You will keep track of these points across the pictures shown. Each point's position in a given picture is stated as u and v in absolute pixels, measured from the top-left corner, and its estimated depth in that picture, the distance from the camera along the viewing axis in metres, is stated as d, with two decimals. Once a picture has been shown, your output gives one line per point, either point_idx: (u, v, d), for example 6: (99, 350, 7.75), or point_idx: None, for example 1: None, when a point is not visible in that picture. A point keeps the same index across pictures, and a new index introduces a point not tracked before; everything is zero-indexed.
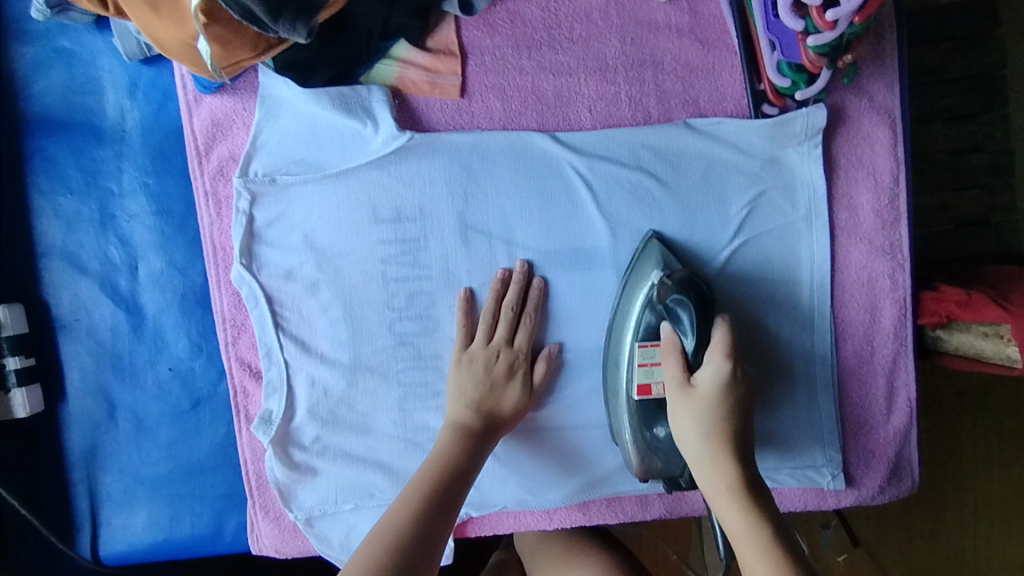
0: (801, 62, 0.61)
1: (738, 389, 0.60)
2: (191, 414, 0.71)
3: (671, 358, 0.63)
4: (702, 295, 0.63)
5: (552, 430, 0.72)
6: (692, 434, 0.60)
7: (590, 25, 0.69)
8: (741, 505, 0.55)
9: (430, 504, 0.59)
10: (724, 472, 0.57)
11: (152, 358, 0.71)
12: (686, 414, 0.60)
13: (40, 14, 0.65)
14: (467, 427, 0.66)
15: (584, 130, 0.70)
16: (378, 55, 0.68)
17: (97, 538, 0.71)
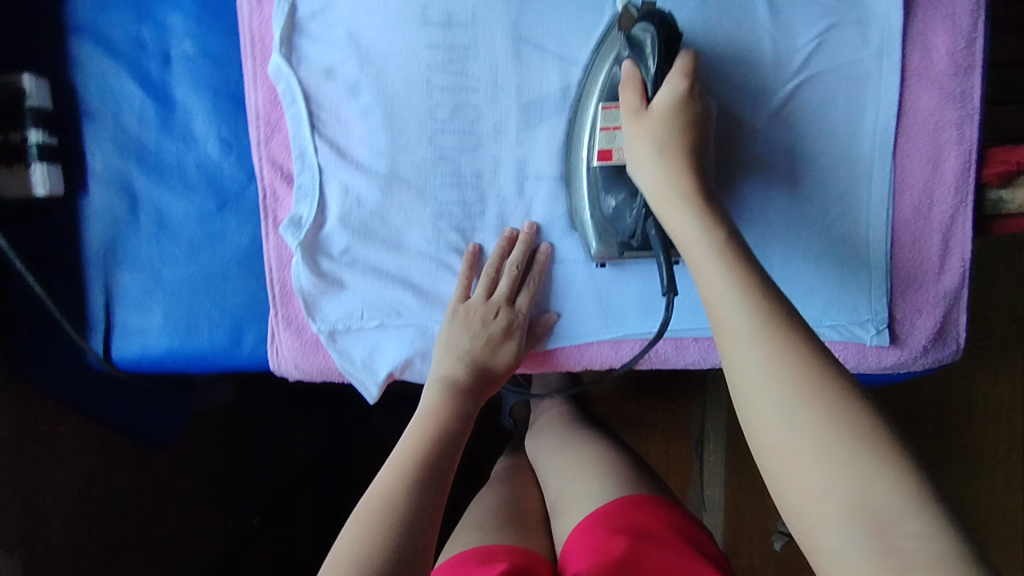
0: None
1: (695, 109, 0.56)
2: (216, 216, 0.68)
3: (637, 150, 0.57)
4: (669, 25, 0.59)
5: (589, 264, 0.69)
6: (704, 258, 0.49)
7: None
8: (759, 329, 0.44)
9: (424, 467, 0.54)
10: (759, 316, 0.44)
11: (180, 153, 0.67)
12: (687, 221, 0.52)
13: None
14: (454, 382, 0.62)
15: None
16: None
17: (111, 339, 0.69)
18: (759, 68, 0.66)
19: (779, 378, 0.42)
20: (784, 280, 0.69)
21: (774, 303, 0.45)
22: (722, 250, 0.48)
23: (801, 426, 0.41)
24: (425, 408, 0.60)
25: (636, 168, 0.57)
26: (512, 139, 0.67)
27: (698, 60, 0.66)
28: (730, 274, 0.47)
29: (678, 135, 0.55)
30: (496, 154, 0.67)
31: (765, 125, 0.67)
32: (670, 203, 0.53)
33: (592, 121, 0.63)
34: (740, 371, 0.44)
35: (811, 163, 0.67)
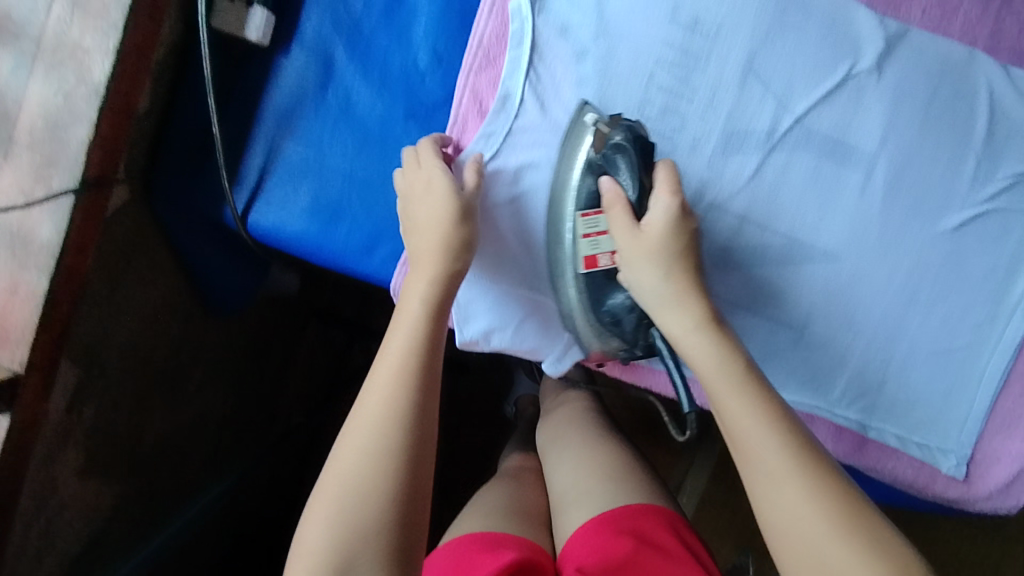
0: None
1: (684, 230, 0.59)
2: (399, 122, 0.68)
3: (670, 305, 0.58)
4: (641, 138, 0.60)
5: (726, 303, 0.70)
6: (728, 389, 0.54)
7: None
8: (746, 385, 0.54)
9: (409, 393, 0.55)
10: (745, 395, 0.54)
11: (390, 48, 0.67)
12: (688, 300, 0.58)
13: None
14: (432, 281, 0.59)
15: (909, 27, 0.66)
16: None
17: (253, 202, 0.68)
18: (949, 185, 0.68)
19: (782, 465, 0.51)
20: (896, 385, 0.71)
21: (778, 420, 0.53)
22: (739, 376, 0.55)
23: (812, 516, 0.49)
24: (411, 312, 0.58)
25: (671, 318, 0.58)
26: (704, 160, 0.68)
27: (899, 156, 0.67)
28: (753, 407, 0.53)
29: (673, 261, 0.59)
30: (685, 168, 0.68)
31: (937, 238, 0.69)
32: (670, 293, 0.59)
33: (571, 232, 0.63)
34: (784, 523, 0.50)
35: (959, 290, 0.70)
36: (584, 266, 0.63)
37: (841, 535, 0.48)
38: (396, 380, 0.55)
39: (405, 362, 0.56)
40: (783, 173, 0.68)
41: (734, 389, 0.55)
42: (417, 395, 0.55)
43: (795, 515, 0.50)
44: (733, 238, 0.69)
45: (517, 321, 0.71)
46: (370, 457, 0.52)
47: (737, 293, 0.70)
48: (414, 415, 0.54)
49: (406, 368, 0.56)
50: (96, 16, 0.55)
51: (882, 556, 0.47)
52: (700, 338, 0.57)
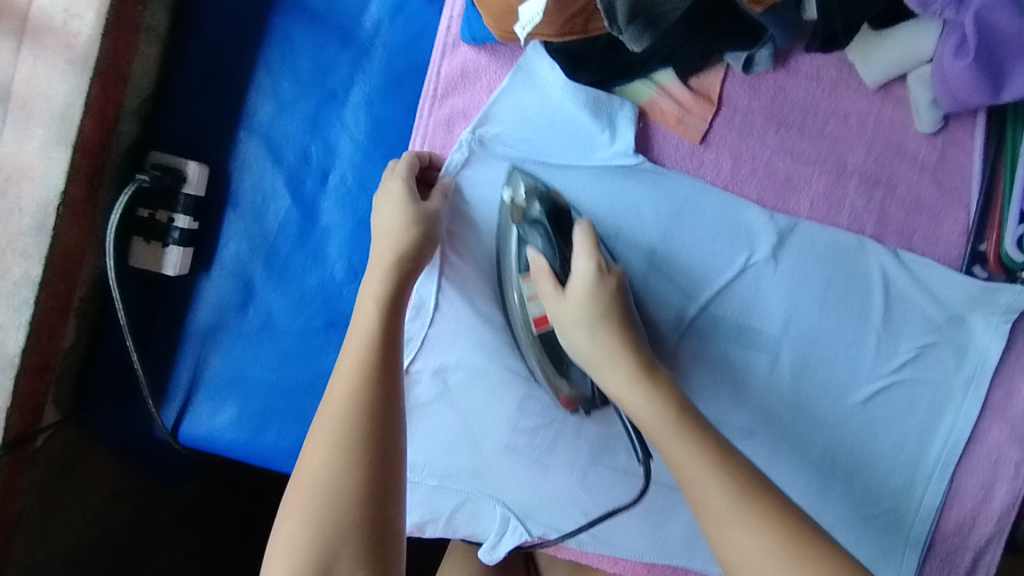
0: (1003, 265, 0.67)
1: (606, 286, 0.61)
2: (320, 332, 0.70)
3: (607, 363, 0.59)
4: (554, 205, 0.66)
5: (650, 484, 0.70)
6: (669, 439, 0.55)
7: (844, 126, 0.68)
8: (681, 425, 0.55)
9: (359, 423, 0.52)
10: (690, 440, 0.54)
11: (306, 266, 0.69)
12: (634, 391, 0.58)
13: None
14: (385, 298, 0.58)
15: (800, 220, 0.69)
16: (643, 73, 0.66)
17: (183, 416, 0.70)
18: (852, 362, 0.70)
19: (731, 491, 0.52)
20: None
21: (700, 432, 0.55)
22: (673, 420, 0.56)
23: (758, 546, 0.49)
24: (350, 379, 0.54)
25: (606, 376, 0.59)
26: None
27: (804, 336, 0.69)
28: (695, 448, 0.54)
29: (602, 326, 0.60)
30: None
31: (848, 410, 0.70)
32: (606, 352, 0.60)
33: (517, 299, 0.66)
34: (733, 550, 0.50)
35: (875, 456, 0.71)
36: (536, 326, 0.66)
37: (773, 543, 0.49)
38: (343, 415, 0.52)
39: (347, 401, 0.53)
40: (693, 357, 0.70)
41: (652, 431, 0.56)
42: (363, 444, 0.51)
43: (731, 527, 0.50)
44: None
45: (451, 511, 0.71)
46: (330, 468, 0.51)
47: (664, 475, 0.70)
48: (358, 444, 0.51)
49: (353, 402, 0.53)
50: (6, 295, 0.56)
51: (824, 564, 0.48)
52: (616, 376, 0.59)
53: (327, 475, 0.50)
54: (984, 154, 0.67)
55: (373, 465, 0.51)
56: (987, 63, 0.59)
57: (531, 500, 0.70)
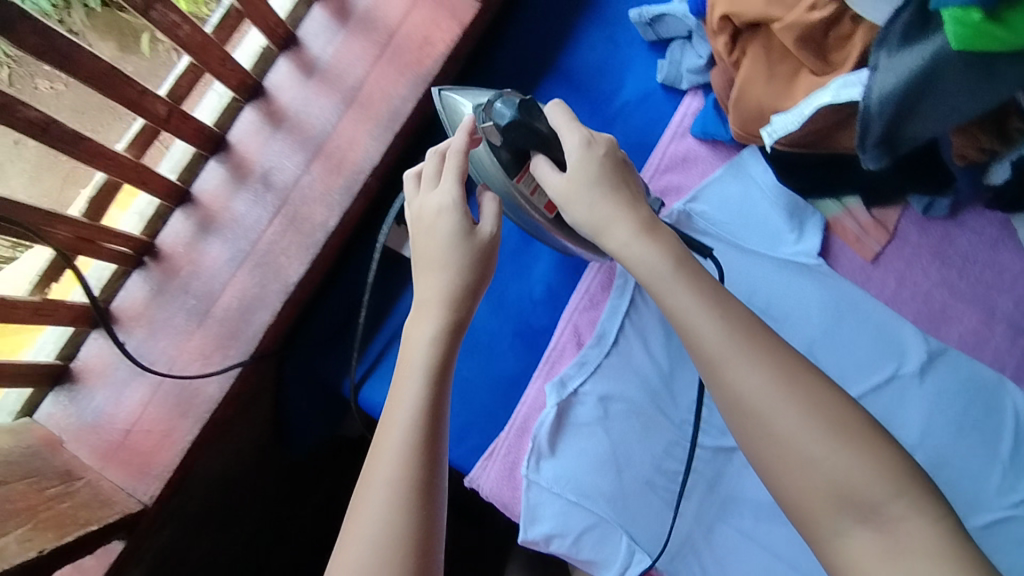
0: None
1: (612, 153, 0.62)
2: (507, 337, 0.80)
3: (611, 223, 0.60)
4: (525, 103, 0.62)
5: (771, 555, 0.74)
6: (773, 382, 0.52)
7: (999, 278, 0.78)
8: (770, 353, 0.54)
9: (419, 450, 0.53)
10: (791, 383, 0.52)
11: (511, 279, 0.80)
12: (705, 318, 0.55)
13: (653, 32, 0.80)
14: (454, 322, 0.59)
15: (947, 346, 0.77)
16: (837, 194, 0.78)
17: (368, 379, 0.78)
18: (980, 489, 0.75)
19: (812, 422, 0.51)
20: None
21: (803, 374, 0.53)
22: (750, 335, 0.54)
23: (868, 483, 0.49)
24: (402, 419, 0.54)
25: (616, 236, 0.60)
26: None
27: (937, 452, 0.75)
28: (805, 395, 0.52)
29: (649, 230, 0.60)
30: None
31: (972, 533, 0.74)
32: (615, 213, 0.60)
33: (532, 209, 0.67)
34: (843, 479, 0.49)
35: None
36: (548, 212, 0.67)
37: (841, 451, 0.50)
38: (401, 445, 0.53)
39: (410, 425, 0.54)
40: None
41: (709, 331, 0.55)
42: (422, 462, 0.52)
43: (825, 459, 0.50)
44: None
45: (579, 531, 0.74)
46: (392, 492, 0.51)
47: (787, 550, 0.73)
48: (423, 466, 0.52)
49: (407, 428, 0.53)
50: (304, 234, 0.67)
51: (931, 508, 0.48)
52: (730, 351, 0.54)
53: (379, 519, 0.50)
54: None
55: (429, 479, 0.52)
56: None
57: (657, 537, 0.75)
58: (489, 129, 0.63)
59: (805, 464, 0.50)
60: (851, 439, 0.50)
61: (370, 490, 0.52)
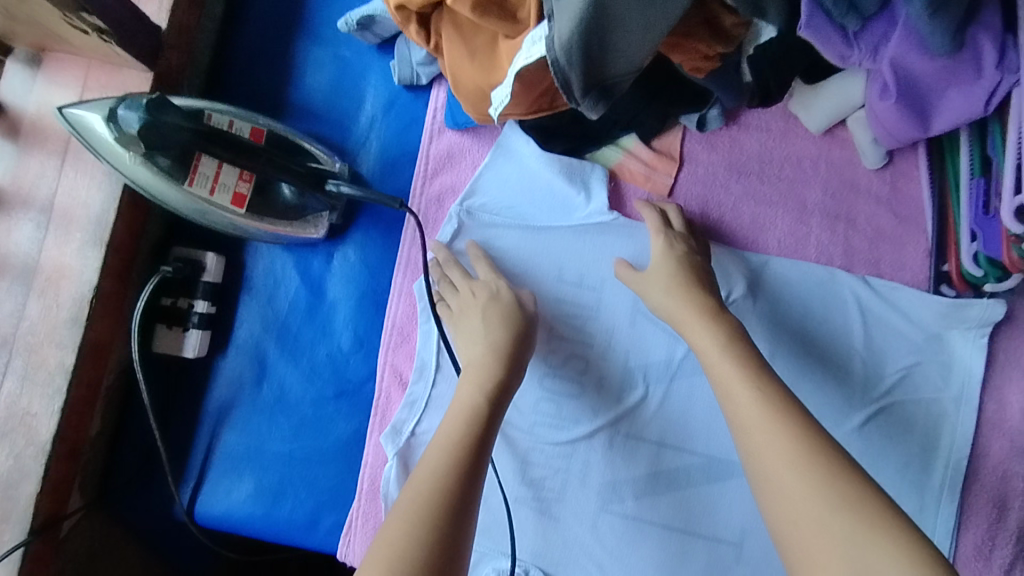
0: (1000, 258, 0.64)
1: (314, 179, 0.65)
2: (330, 402, 0.74)
3: None
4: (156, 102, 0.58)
5: (660, 527, 0.71)
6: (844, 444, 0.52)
7: (798, 169, 0.75)
8: None
9: (466, 454, 0.56)
10: None
11: (315, 339, 0.74)
12: None
13: (373, 35, 0.74)
14: (490, 377, 0.62)
15: (770, 257, 0.74)
16: (609, 140, 0.73)
17: (199, 495, 0.72)
18: (842, 389, 0.71)
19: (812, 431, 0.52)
20: None
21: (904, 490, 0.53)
22: None
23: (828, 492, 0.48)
24: (456, 421, 0.59)
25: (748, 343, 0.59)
26: (611, 396, 0.73)
27: (793, 364, 0.72)
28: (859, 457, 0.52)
29: (679, 284, 0.64)
30: (593, 403, 0.73)
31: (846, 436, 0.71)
32: None
33: (216, 207, 0.63)
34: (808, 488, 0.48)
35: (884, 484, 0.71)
36: (238, 207, 0.63)
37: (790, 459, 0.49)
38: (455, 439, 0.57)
39: (462, 428, 0.58)
40: (687, 393, 0.72)
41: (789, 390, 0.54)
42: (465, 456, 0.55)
43: (791, 483, 0.48)
44: (655, 465, 0.72)
45: None
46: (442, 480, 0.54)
47: (676, 518, 0.71)
48: (465, 463, 0.55)
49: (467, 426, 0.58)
50: (42, 383, 0.61)
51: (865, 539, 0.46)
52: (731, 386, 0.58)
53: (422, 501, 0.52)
54: (931, 183, 0.72)
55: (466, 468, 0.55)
56: (911, 101, 0.64)
57: (537, 545, 0.71)
58: (133, 139, 0.58)
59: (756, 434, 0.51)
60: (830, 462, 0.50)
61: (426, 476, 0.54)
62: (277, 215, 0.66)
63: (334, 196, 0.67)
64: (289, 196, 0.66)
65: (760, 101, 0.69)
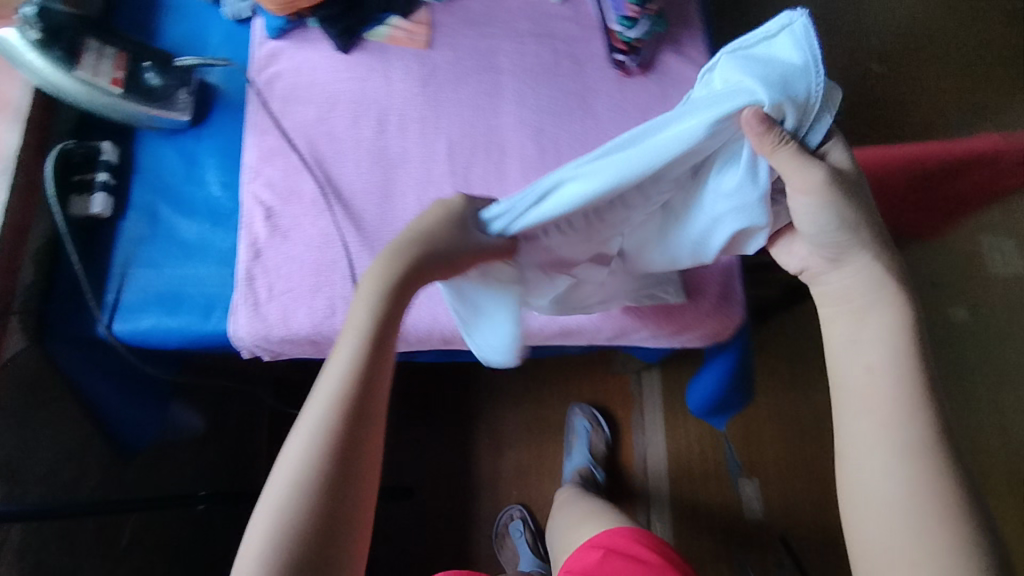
0: (627, 14, 0.98)
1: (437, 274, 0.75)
2: (209, 230, 0.98)
3: (848, 265, 0.78)
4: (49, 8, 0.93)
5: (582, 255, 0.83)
6: (904, 424, 0.72)
7: (512, 12, 1.08)
8: (903, 389, 0.73)
9: (353, 391, 0.65)
10: (930, 464, 0.70)
11: (193, 192, 1.01)
12: (901, 425, 0.72)
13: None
14: (383, 315, 0.69)
15: (502, 69, 1.05)
16: (380, 21, 1.07)
17: (114, 314, 0.94)
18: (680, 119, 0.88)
19: (897, 395, 0.73)
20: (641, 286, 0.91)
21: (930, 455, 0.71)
22: (912, 422, 0.72)
23: (917, 471, 0.71)
24: (345, 349, 0.68)
25: (858, 258, 0.77)
26: (415, 175, 1.00)
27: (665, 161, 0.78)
28: (908, 444, 0.72)
29: (859, 228, 0.75)
30: (403, 182, 0.99)
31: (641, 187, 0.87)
32: (889, 295, 0.76)
33: (95, 83, 0.94)
34: (865, 482, 0.74)
35: None
36: (115, 85, 0.95)
37: (917, 493, 0.70)
38: (343, 368, 0.66)
39: (354, 348, 0.67)
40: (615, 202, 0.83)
41: (918, 337, 0.75)
42: (354, 384, 0.66)
43: (919, 484, 0.70)
44: None
45: (324, 320, 0.92)
46: (332, 402, 0.65)
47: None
48: (351, 392, 0.65)
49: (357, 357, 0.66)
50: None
51: (934, 488, 0.69)
52: (825, 312, 0.83)
53: (315, 438, 0.63)
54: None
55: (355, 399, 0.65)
56: None
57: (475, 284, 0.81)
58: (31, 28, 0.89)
59: (868, 440, 0.74)
60: (914, 458, 0.71)
61: (316, 407, 0.65)
62: (142, 94, 0.98)
63: (184, 76, 1.02)
64: (153, 80, 0.99)
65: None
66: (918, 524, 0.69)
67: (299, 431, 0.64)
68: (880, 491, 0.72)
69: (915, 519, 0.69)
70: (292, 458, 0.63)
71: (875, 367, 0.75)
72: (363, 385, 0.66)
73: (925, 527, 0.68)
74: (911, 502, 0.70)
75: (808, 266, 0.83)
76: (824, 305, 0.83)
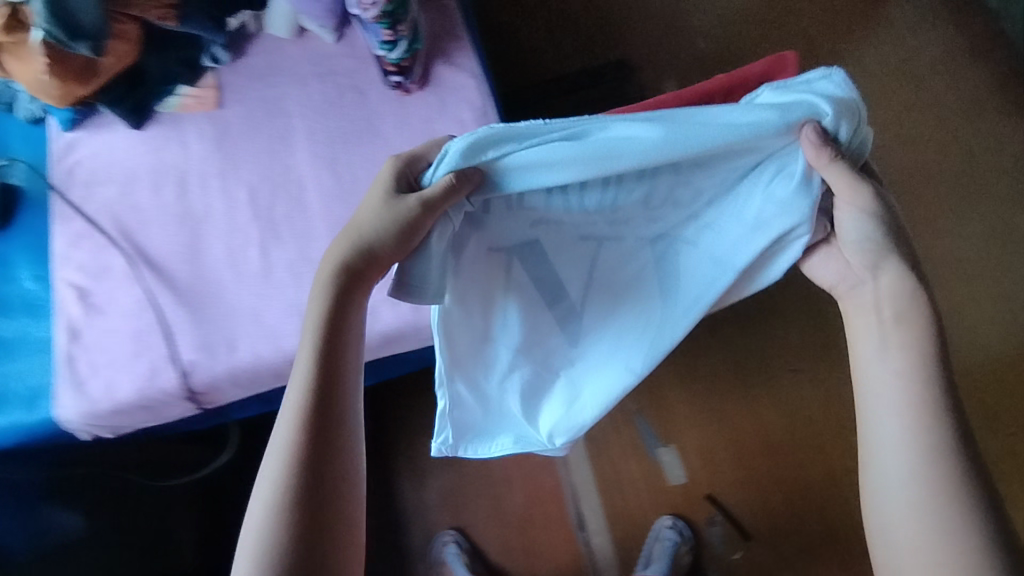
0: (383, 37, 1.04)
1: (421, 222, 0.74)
2: (26, 323, 1.00)
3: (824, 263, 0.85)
4: None
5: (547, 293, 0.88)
6: (925, 425, 0.74)
7: (292, 59, 1.14)
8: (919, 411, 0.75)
9: (309, 399, 0.71)
10: (932, 472, 0.72)
11: (7, 290, 1.02)
12: (897, 435, 0.75)
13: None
14: (320, 319, 0.74)
15: (291, 112, 1.11)
16: (167, 93, 1.11)
17: None
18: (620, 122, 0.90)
19: (910, 411, 0.75)
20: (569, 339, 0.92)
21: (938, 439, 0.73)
22: (906, 423, 0.75)
23: (916, 476, 0.73)
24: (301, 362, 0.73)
25: (890, 263, 0.80)
26: (221, 228, 1.04)
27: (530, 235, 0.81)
28: (925, 445, 0.73)
29: (868, 242, 0.80)
30: (211, 237, 1.03)
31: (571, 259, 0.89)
32: (905, 297, 0.79)
33: None
34: (888, 479, 0.75)
35: None
36: None
37: (922, 498, 0.72)
38: (303, 379, 0.71)
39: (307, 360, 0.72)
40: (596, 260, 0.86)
41: (941, 353, 0.77)
42: (311, 394, 0.71)
43: (901, 496, 0.73)
44: (263, 254, 1.01)
45: (148, 382, 0.95)
46: (297, 411, 0.70)
47: (302, 269, 1.00)
48: (312, 397, 0.71)
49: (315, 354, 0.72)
50: None
51: (945, 494, 0.71)
52: (855, 325, 0.83)
53: (280, 455, 0.69)
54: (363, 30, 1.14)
55: (312, 405, 0.71)
56: None
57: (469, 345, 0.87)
58: None
59: (922, 447, 0.73)
60: (925, 467, 0.72)
61: (288, 410, 0.71)
62: None
63: None
64: None
65: (213, 27, 1.08)
66: (938, 529, 0.70)
67: (271, 452, 0.70)
68: (905, 520, 0.72)
69: (939, 519, 0.70)
70: (266, 478, 0.68)
71: (900, 374, 0.77)
72: (320, 395, 0.71)
73: (928, 528, 0.71)
74: (920, 486, 0.72)
75: (842, 279, 0.85)
76: (854, 316, 0.84)
